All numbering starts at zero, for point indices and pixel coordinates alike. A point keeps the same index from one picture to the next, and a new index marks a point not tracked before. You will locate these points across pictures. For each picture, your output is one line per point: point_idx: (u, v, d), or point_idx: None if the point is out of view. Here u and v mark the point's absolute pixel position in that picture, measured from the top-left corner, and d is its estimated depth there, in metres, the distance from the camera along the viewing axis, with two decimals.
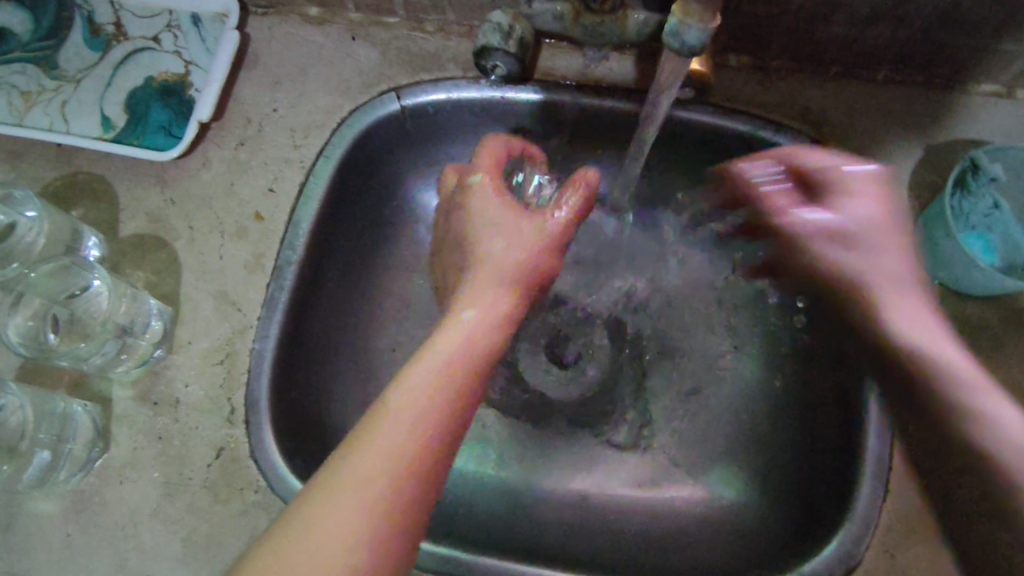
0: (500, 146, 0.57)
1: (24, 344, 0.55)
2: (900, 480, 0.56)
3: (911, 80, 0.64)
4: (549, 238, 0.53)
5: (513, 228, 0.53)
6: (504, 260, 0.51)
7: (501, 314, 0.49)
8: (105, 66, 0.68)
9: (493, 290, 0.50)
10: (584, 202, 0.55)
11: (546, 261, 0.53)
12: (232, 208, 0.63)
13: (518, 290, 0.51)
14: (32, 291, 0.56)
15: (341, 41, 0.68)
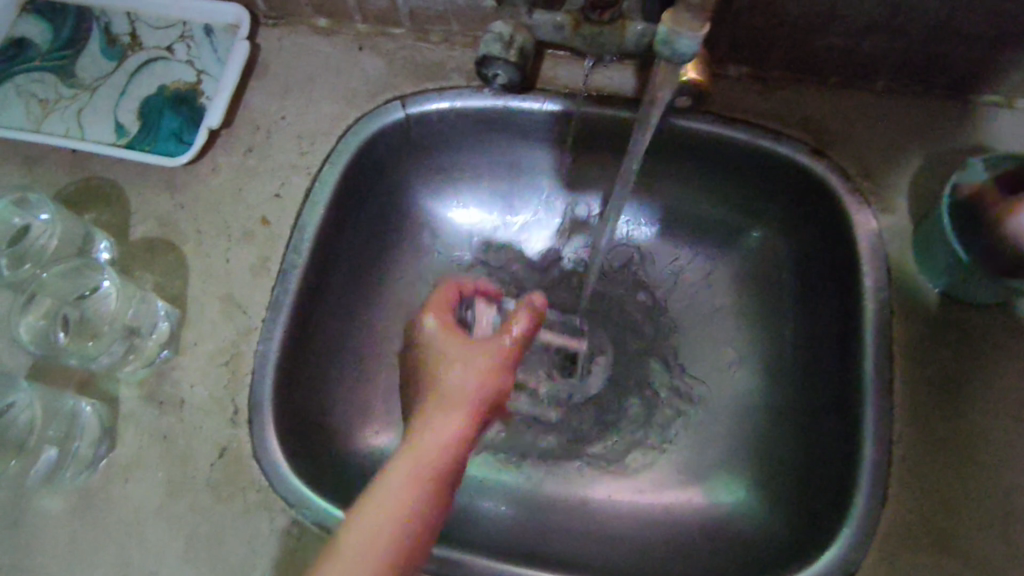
0: (450, 289, 0.59)
1: (34, 342, 0.57)
2: (902, 485, 0.54)
3: (911, 90, 0.65)
4: (500, 356, 0.53)
5: (465, 355, 0.53)
6: (454, 387, 0.51)
7: (460, 430, 0.49)
8: (119, 75, 0.70)
9: (443, 418, 0.49)
10: (532, 320, 0.54)
11: (501, 379, 0.52)
12: (240, 213, 0.64)
13: (474, 410, 0.50)
14: (43, 291, 0.58)
15: (348, 51, 0.70)
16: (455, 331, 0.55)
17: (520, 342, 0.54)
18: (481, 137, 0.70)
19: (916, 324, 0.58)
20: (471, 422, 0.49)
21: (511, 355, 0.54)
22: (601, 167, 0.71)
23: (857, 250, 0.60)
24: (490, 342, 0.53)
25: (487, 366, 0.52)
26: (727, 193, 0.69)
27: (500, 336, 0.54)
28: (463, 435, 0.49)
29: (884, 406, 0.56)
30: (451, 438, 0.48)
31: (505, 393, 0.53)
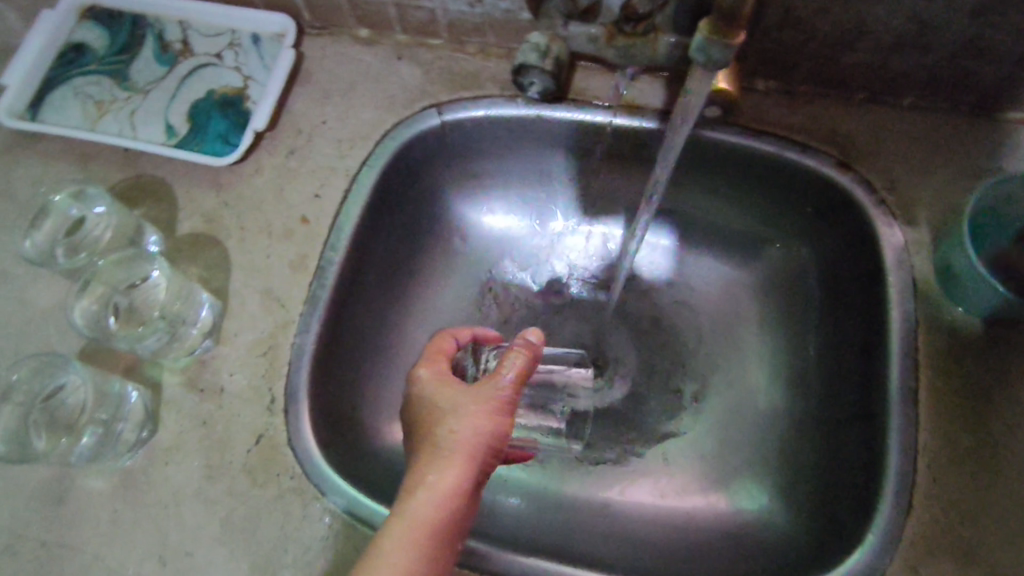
0: (445, 340, 0.56)
1: (87, 325, 0.60)
2: (929, 497, 0.54)
3: (937, 107, 0.66)
4: (493, 402, 0.49)
5: (457, 401, 0.49)
6: (448, 436, 0.47)
7: (457, 484, 0.45)
8: (171, 79, 0.73)
9: (438, 470, 0.46)
10: (526, 362, 0.51)
11: (498, 424, 0.48)
12: (281, 212, 0.67)
13: (471, 459, 0.46)
14: (97, 278, 0.62)
15: (388, 60, 0.73)
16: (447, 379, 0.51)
17: (514, 387, 0.50)
18: (512, 144, 0.72)
19: (942, 334, 0.59)
20: (468, 472, 0.46)
21: (508, 395, 0.50)
22: (629, 176, 0.73)
23: (882, 260, 0.61)
24: (483, 387, 0.49)
25: (481, 415, 0.48)
26: (753, 204, 0.71)
27: (493, 380, 0.50)
28: (460, 489, 0.45)
29: (908, 414, 0.56)
30: (452, 491, 0.45)
31: (506, 439, 0.49)
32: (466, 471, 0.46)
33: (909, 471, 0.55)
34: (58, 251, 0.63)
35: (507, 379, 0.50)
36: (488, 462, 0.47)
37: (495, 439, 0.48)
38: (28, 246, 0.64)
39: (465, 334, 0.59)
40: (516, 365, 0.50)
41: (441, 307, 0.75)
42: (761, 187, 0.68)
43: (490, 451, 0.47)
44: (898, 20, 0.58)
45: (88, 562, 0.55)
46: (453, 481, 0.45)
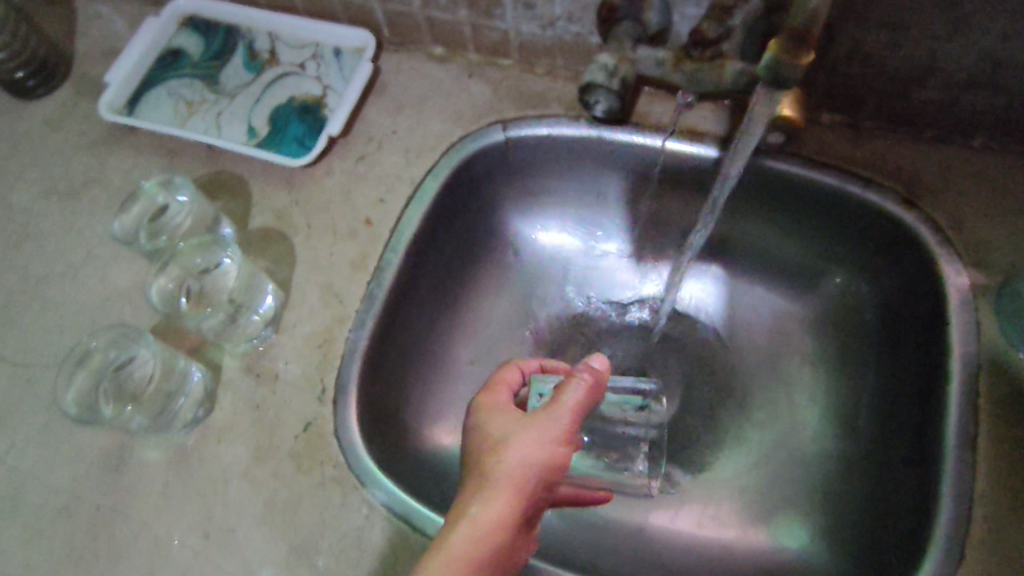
0: (510, 371, 0.57)
1: (162, 302, 0.64)
2: (986, 549, 0.51)
3: (1009, 149, 0.65)
4: (548, 430, 0.49)
5: (515, 428, 0.49)
6: (503, 462, 0.47)
7: (507, 510, 0.46)
8: (257, 85, 0.79)
9: (490, 497, 0.46)
10: (589, 392, 0.51)
11: (551, 455, 0.48)
12: (347, 213, 0.70)
13: (523, 488, 0.47)
14: (176, 262, 0.66)
15: (459, 77, 0.76)
16: (508, 408, 0.52)
17: (574, 417, 0.50)
18: (572, 164, 0.73)
19: (1007, 380, 0.56)
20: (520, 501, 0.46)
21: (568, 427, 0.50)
22: (687, 202, 0.73)
23: (944, 302, 0.59)
24: (543, 415, 0.50)
25: (535, 441, 0.49)
26: (810, 238, 0.70)
27: (552, 410, 0.50)
28: (509, 516, 0.46)
29: (967, 461, 0.54)
30: (502, 518, 0.45)
31: (563, 469, 0.49)
32: (516, 498, 0.46)
33: (965, 519, 0.52)
34: (141, 234, 0.68)
35: (567, 407, 0.50)
36: (540, 492, 0.47)
37: (548, 470, 0.48)
38: (115, 225, 0.68)
39: (531, 364, 0.60)
40: (575, 394, 0.51)
41: (490, 318, 0.76)
42: (821, 219, 0.68)
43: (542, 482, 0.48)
44: (973, 59, 0.57)
45: (139, 529, 0.58)
46: (504, 507, 0.46)
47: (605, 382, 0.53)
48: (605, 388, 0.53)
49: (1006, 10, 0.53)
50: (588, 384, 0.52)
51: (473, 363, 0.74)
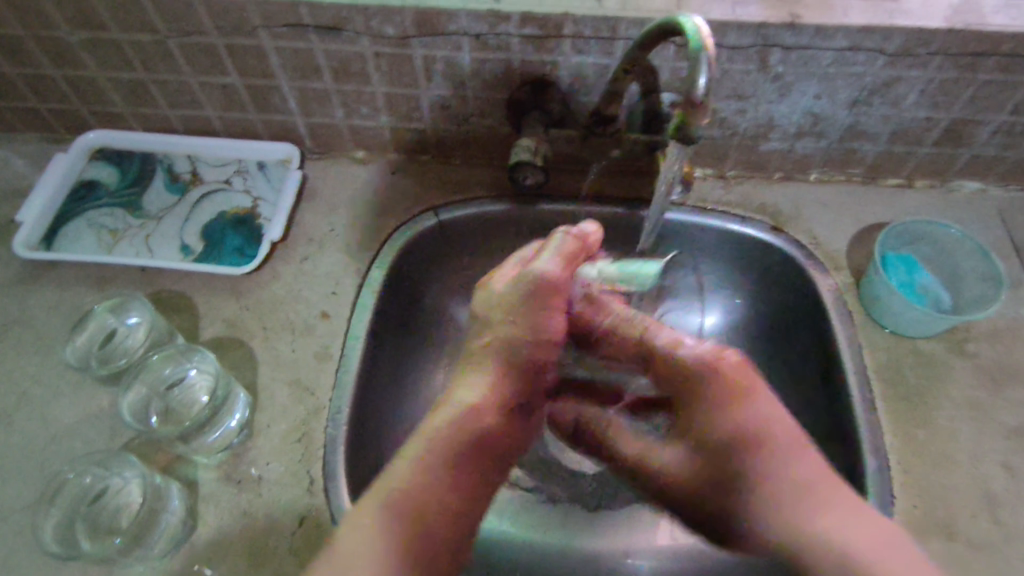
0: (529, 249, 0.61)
1: (134, 414, 0.62)
2: (905, 487, 0.63)
3: (835, 178, 0.83)
4: (527, 310, 0.56)
5: (515, 288, 0.57)
6: (505, 304, 0.57)
7: (490, 384, 0.53)
8: (183, 205, 0.81)
9: (506, 336, 0.55)
10: (576, 246, 0.60)
11: (559, 287, 0.57)
12: (301, 310, 0.73)
13: (532, 330, 0.56)
14: (146, 376, 0.64)
15: (384, 175, 0.84)
16: (498, 293, 0.58)
17: (567, 265, 0.59)
18: (500, 237, 0.82)
19: (881, 354, 0.71)
20: (529, 334, 0.56)
21: (563, 276, 0.58)
22: (604, 254, 0.84)
23: (822, 302, 0.74)
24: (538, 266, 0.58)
25: (520, 323, 0.56)
26: (708, 271, 0.83)
27: (547, 262, 0.58)
28: (490, 392, 0.53)
29: (875, 420, 0.66)
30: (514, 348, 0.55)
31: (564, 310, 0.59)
32: (500, 376, 0.54)
33: (887, 467, 0.64)
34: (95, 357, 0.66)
35: (556, 262, 0.58)
36: (525, 370, 0.55)
37: (533, 347, 0.56)
38: (68, 350, 0.66)
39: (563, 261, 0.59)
40: (549, 267, 0.57)
41: (447, 388, 0.81)
42: (714, 251, 0.81)
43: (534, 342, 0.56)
44: (798, 114, 0.75)
45: None
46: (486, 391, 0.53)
47: (592, 239, 0.61)
48: (592, 246, 0.61)
49: (814, 78, 0.70)
50: (566, 247, 0.59)
51: None
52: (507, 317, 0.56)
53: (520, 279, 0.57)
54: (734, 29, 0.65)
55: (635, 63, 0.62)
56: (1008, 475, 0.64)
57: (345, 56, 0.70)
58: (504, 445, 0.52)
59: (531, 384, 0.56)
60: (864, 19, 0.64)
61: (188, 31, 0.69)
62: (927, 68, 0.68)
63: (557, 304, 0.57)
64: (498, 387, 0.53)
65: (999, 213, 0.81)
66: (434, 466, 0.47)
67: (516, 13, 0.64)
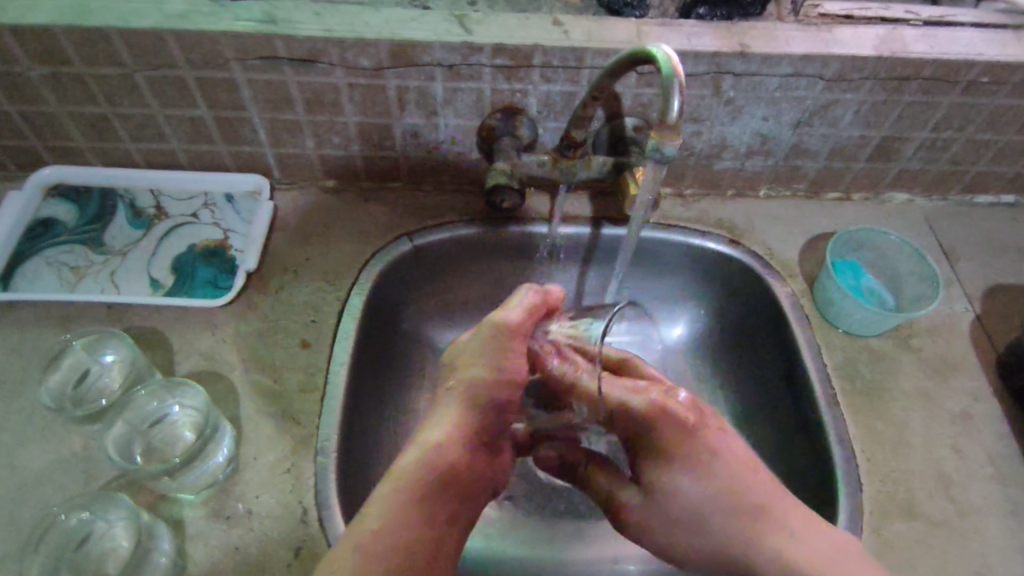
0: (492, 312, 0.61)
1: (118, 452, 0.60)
2: (869, 475, 0.68)
3: (781, 194, 0.89)
4: (486, 358, 0.56)
5: (475, 339, 0.57)
6: (466, 355, 0.57)
7: (451, 429, 0.53)
8: (148, 240, 0.79)
9: (467, 385, 0.55)
10: (535, 300, 0.59)
11: (516, 339, 0.57)
12: (280, 340, 0.72)
13: (493, 376, 0.55)
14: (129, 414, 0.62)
15: (355, 203, 0.84)
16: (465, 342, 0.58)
17: (524, 317, 0.58)
18: (474, 260, 0.85)
19: (838, 353, 0.77)
20: (490, 380, 0.55)
21: (520, 325, 0.58)
22: (575, 272, 0.87)
23: (780, 308, 0.79)
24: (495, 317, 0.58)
25: (481, 365, 0.56)
26: (673, 284, 0.88)
27: (505, 313, 0.58)
28: (450, 437, 0.52)
29: (838, 414, 0.71)
30: (475, 395, 0.55)
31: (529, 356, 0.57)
32: (460, 419, 0.54)
33: (852, 457, 0.69)
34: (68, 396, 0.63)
35: (515, 312, 0.58)
36: (489, 411, 0.54)
37: (495, 389, 0.55)
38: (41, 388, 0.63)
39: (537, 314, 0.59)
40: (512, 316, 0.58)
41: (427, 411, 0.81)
42: (678, 265, 0.86)
43: (494, 387, 0.55)
44: (748, 135, 0.80)
45: None
46: (446, 435, 0.52)
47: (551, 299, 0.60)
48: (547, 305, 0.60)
49: (762, 102, 0.76)
50: (525, 298, 0.59)
51: None
52: (469, 364, 0.56)
53: (482, 329, 0.58)
54: (691, 58, 0.70)
55: (603, 89, 0.65)
56: (957, 457, 0.70)
57: (318, 87, 0.72)
58: (472, 483, 0.52)
59: (497, 428, 0.55)
60: (805, 49, 0.71)
61: (157, 65, 0.69)
62: (860, 92, 0.75)
63: (518, 349, 0.57)
64: (459, 432, 0.53)
65: (927, 220, 0.89)
66: (391, 512, 0.48)
67: (487, 44, 0.68)
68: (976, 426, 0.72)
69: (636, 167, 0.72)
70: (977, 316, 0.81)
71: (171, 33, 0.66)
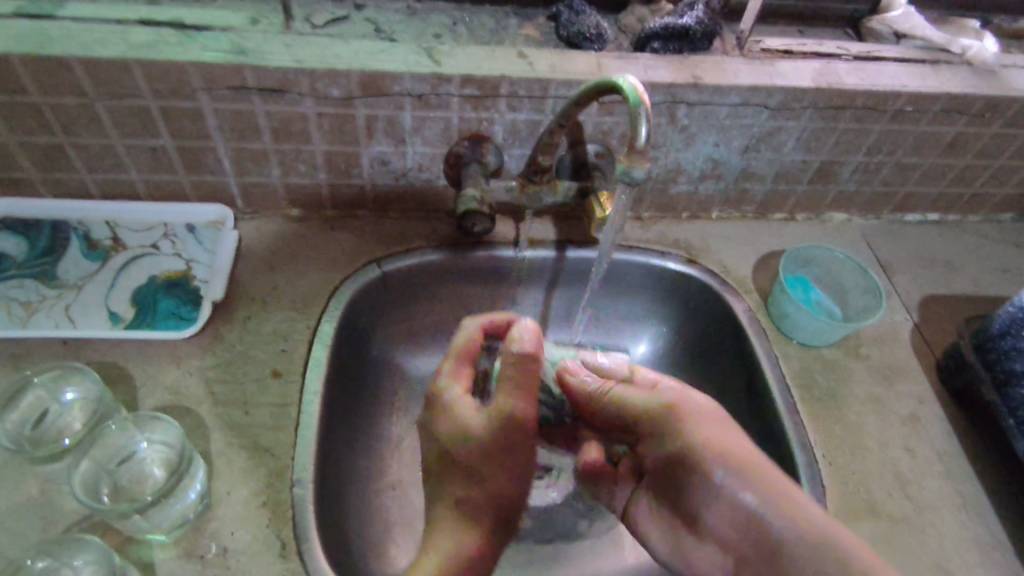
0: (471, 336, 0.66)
1: (84, 490, 0.58)
2: (830, 478, 0.72)
3: (732, 215, 0.94)
4: (497, 442, 0.59)
5: (479, 424, 0.60)
6: (473, 438, 0.59)
7: (467, 524, 0.59)
8: (105, 272, 0.77)
9: (478, 468, 0.60)
10: (528, 372, 0.59)
11: (522, 417, 0.58)
12: (250, 371, 0.71)
13: (501, 463, 0.59)
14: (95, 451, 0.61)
15: (320, 230, 0.84)
16: (469, 426, 0.60)
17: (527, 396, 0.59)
18: (443, 285, 0.85)
19: (794, 364, 0.81)
20: (508, 472, 0.60)
21: (528, 415, 0.59)
22: (541, 295, 0.89)
23: (738, 323, 0.83)
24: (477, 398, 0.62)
25: (501, 455, 0.59)
26: (635, 304, 0.91)
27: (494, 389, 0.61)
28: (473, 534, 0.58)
29: (798, 422, 0.75)
30: (489, 488, 0.59)
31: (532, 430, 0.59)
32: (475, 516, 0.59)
33: (814, 462, 0.72)
34: (29, 436, 0.61)
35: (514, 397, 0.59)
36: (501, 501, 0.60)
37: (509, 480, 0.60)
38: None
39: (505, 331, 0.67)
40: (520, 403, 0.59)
41: (399, 439, 0.81)
42: (641, 284, 0.89)
43: (505, 476, 0.60)
44: (701, 160, 0.85)
45: None
46: (466, 536, 0.58)
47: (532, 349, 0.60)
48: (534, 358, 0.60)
49: (713, 130, 0.81)
50: (526, 371, 0.59)
51: (397, 486, 0.77)
52: (478, 449, 0.59)
53: (484, 414, 0.60)
54: (649, 88, 0.74)
55: (569, 118, 0.68)
56: (907, 457, 0.75)
57: (287, 116, 0.72)
58: (487, 569, 0.58)
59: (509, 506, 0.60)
60: (751, 80, 0.76)
61: (120, 94, 0.68)
62: (801, 119, 0.81)
63: (527, 435, 0.59)
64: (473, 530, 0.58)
65: (864, 238, 0.96)
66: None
67: (456, 74, 0.70)
68: (922, 427, 0.78)
69: (600, 193, 0.76)
70: (915, 325, 0.87)
71: (136, 62, 0.65)
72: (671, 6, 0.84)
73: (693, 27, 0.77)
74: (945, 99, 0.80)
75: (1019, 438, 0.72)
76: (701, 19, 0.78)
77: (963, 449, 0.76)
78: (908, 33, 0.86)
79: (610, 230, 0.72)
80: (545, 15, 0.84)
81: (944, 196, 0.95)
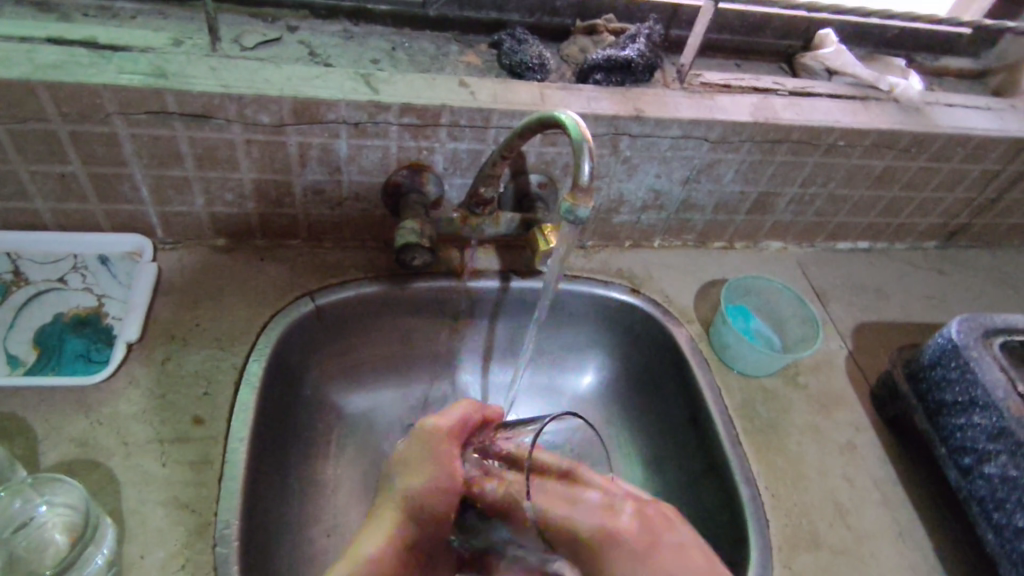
0: (463, 404, 0.61)
1: None
2: (773, 512, 0.72)
3: (675, 244, 0.95)
4: (427, 462, 0.56)
5: (421, 460, 0.56)
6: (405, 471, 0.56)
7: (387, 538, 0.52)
8: (5, 309, 0.73)
9: (409, 490, 0.54)
10: (468, 412, 0.60)
11: (451, 449, 0.56)
12: (169, 419, 0.66)
13: (435, 485, 0.54)
14: None
15: (251, 261, 0.79)
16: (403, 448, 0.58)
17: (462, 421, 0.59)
18: (380, 317, 0.82)
19: (736, 396, 0.81)
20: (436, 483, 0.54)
21: (457, 436, 0.58)
22: (486, 328, 0.87)
23: (682, 353, 0.83)
24: (432, 431, 0.58)
25: (423, 462, 0.56)
26: (582, 333, 0.90)
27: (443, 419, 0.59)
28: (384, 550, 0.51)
29: (742, 455, 0.75)
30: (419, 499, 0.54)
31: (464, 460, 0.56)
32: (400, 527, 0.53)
33: (757, 496, 0.72)
34: None
35: (448, 421, 0.58)
36: (418, 535, 0.53)
37: (428, 498, 0.53)
38: None
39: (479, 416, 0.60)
40: (445, 420, 0.58)
41: (334, 481, 0.77)
42: (586, 312, 0.88)
43: (436, 491, 0.54)
44: (643, 190, 0.85)
45: None
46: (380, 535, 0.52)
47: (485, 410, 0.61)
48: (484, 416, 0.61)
49: (656, 160, 0.81)
50: (460, 408, 0.60)
51: (332, 534, 0.73)
52: (407, 473, 0.56)
53: (416, 435, 0.58)
54: (592, 120, 0.74)
55: (512, 149, 0.66)
56: (845, 487, 0.76)
57: (212, 143, 0.67)
58: None
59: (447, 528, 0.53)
60: (692, 113, 0.77)
61: (23, 117, 0.62)
62: (739, 152, 0.82)
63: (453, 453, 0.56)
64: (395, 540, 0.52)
65: (800, 266, 0.98)
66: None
67: (396, 103, 0.67)
68: (858, 456, 0.79)
69: (544, 224, 0.74)
70: (850, 353, 0.89)
71: (42, 85, 0.60)
72: (613, 38, 0.84)
73: (635, 59, 0.77)
74: (874, 134, 0.83)
75: (951, 467, 0.73)
76: (642, 52, 0.79)
77: (897, 477, 0.78)
78: (839, 70, 0.89)
79: (553, 265, 0.70)
80: (486, 43, 0.83)
81: (874, 226, 0.98)
